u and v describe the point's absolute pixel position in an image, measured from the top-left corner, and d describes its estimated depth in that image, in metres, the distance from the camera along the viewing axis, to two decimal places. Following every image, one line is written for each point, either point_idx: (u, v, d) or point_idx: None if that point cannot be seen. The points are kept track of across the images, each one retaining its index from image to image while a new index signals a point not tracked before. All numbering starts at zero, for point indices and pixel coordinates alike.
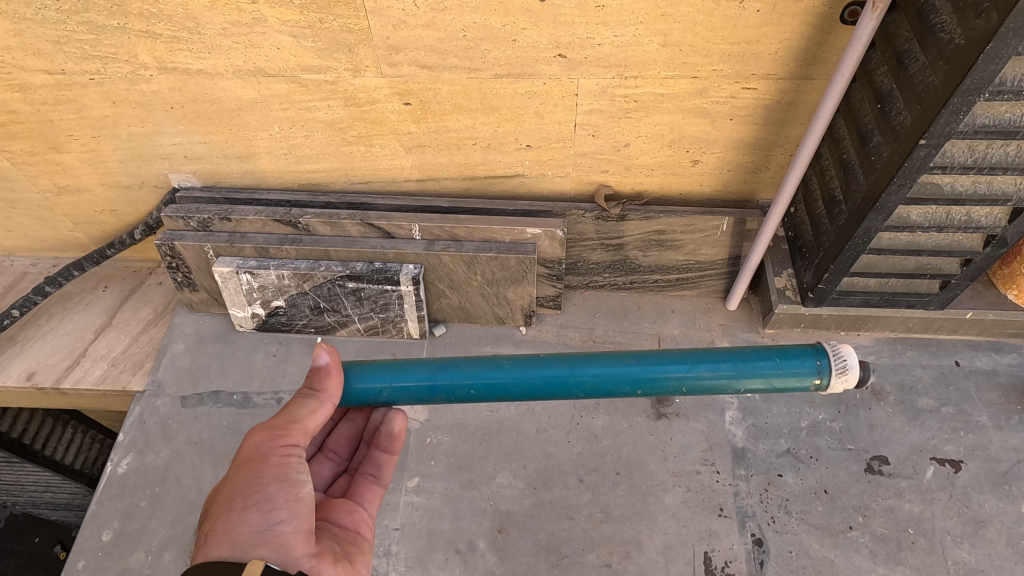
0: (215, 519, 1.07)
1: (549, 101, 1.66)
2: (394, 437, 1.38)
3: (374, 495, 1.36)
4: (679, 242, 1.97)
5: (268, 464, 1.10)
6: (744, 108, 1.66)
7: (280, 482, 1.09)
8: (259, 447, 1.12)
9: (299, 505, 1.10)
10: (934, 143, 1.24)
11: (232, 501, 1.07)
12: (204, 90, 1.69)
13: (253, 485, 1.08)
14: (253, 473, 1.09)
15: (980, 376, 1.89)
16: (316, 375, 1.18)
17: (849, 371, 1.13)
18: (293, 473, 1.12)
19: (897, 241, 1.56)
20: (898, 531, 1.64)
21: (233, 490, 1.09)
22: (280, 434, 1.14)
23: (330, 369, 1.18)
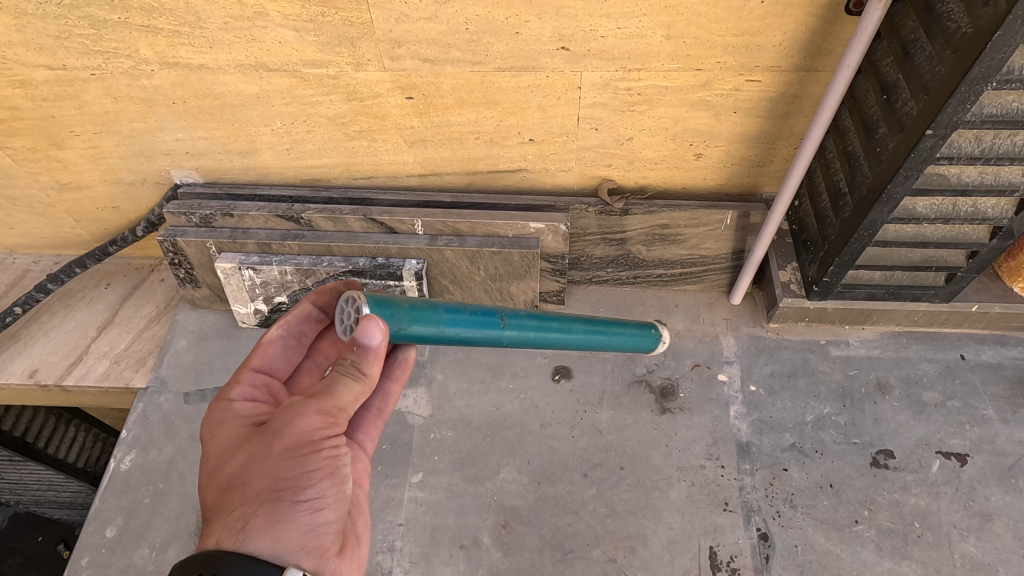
0: (258, 507, 1.04)
1: (552, 94, 1.66)
2: (406, 366, 1.33)
3: (376, 429, 1.35)
4: (683, 236, 1.96)
5: (319, 456, 1.07)
6: (747, 101, 1.65)
7: (329, 479, 1.09)
8: (307, 435, 1.07)
9: (343, 500, 1.11)
10: (941, 133, 1.23)
11: (282, 494, 1.04)
12: (206, 85, 1.68)
13: (305, 480, 1.06)
14: (302, 465, 1.06)
15: (985, 369, 1.89)
16: (364, 359, 1.09)
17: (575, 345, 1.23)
18: (339, 468, 1.10)
19: (902, 233, 1.55)
20: (904, 524, 1.63)
21: (279, 481, 1.05)
22: (330, 422, 1.08)
23: (377, 351, 1.09)
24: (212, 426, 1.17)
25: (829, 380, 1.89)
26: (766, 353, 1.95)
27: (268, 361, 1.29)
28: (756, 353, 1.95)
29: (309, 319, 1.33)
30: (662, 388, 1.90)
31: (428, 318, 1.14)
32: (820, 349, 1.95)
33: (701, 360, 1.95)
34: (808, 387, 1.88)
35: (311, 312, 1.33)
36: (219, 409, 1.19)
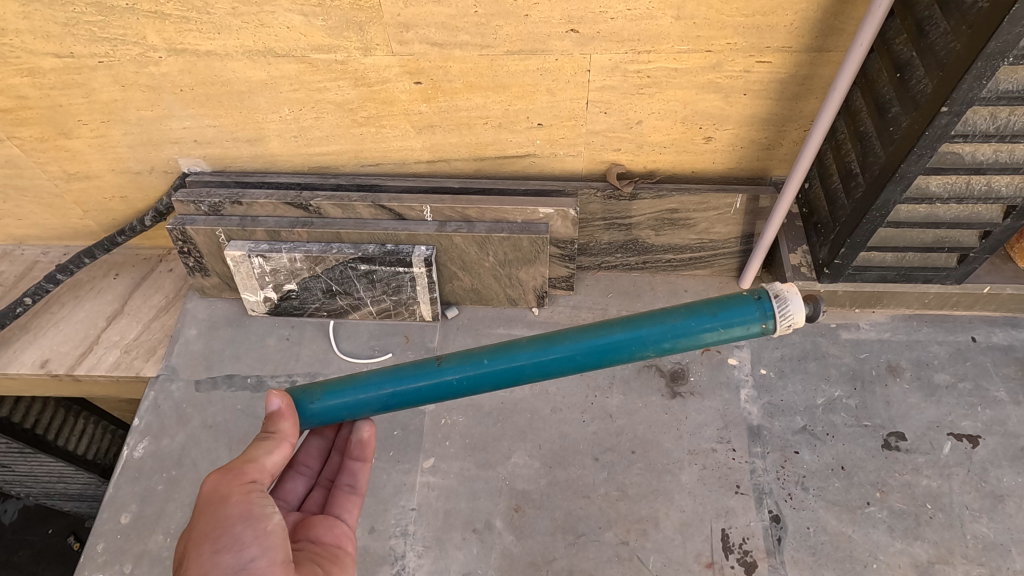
0: (186, 565, 1.08)
1: (561, 78, 1.65)
2: (365, 444, 1.41)
3: (352, 504, 1.39)
4: (692, 220, 1.96)
5: (228, 505, 1.12)
6: (758, 82, 1.64)
7: (245, 520, 1.11)
8: (218, 490, 1.14)
9: (269, 538, 1.12)
10: (956, 110, 1.23)
11: (202, 546, 1.09)
12: (214, 71, 1.68)
13: (218, 528, 1.10)
14: (216, 517, 1.11)
15: (997, 351, 1.88)
16: (270, 419, 1.25)
17: (793, 313, 1.11)
18: (256, 509, 1.13)
19: (915, 214, 1.55)
20: (916, 506, 1.63)
21: (200, 536, 1.10)
22: (238, 474, 1.16)
23: (283, 412, 1.25)
24: None
25: (839, 363, 1.88)
26: (776, 337, 1.95)
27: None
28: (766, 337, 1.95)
29: None
30: (672, 372, 1.90)
31: (347, 386, 1.29)
32: (830, 333, 1.94)
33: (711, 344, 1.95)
34: (818, 370, 1.87)
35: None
36: None
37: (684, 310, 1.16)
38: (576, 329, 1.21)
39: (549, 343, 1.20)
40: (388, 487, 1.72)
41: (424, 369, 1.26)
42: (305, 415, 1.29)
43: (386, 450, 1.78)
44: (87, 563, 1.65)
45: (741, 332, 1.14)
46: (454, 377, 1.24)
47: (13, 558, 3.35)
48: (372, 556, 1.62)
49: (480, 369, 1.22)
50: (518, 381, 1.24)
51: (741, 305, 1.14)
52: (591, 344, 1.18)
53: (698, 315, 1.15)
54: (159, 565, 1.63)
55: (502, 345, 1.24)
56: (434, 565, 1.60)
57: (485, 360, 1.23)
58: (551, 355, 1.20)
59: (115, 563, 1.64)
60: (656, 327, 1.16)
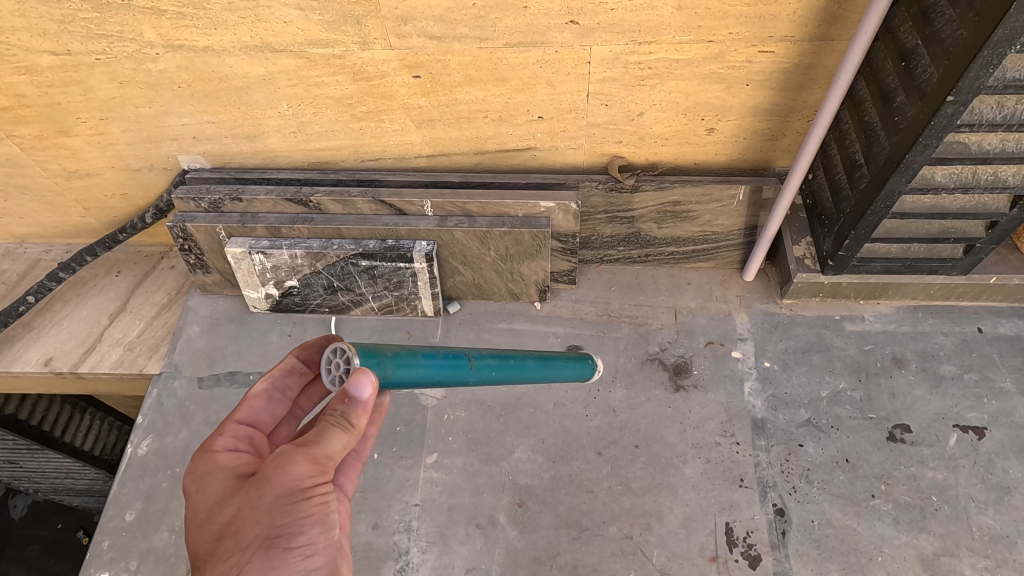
0: (250, 552, 0.99)
1: (561, 70, 1.63)
2: (381, 410, 1.22)
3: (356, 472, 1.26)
4: (695, 212, 1.94)
5: (310, 504, 1.03)
6: (760, 72, 1.62)
7: (322, 525, 1.04)
8: (301, 482, 1.02)
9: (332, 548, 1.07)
10: (962, 99, 1.21)
11: (273, 542, 1.00)
12: (211, 67, 1.67)
13: (296, 527, 1.01)
14: (296, 513, 1.01)
15: (1003, 342, 1.86)
16: (353, 406, 1.04)
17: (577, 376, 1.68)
18: (331, 513, 1.06)
19: (920, 205, 1.52)
20: (921, 498, 1.62)
21: (271, 527, 1.00)
22: (323, 469, 1.05)
23: (369, 402, 1.04)
24: (194, 478, 1.11)
25: (844, 355, 1.87)
26: (780, 329, 1.94)
27: (252, 414, 1.23)
28: (770, 329, 1.94)
29: (292, 372, 1.26)
30: (676, 365, 1.89)
31: (416, 366, 1.14)
32: (834, 325, 1.93)
33: (714, 337, 1.94)
34: (823, 362, 1.86)
35: (295, 366, 1.27)
36: (203, 463, 1.11)
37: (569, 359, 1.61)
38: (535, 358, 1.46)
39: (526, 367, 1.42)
40: (391, 483, 1.72)
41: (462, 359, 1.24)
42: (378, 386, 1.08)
43: (390, 446, 1.78)
44: (93, 560, 1.65)
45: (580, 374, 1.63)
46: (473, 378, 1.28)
47: (23, 552, 3.38)
48: (376, 552, 1.62)
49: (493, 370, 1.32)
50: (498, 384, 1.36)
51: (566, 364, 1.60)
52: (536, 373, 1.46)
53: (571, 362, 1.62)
54: (164, 562, 1.64)
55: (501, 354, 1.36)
56: (437, 560, 1.61)
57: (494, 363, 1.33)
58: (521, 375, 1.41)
59: (121, 560, 1.65)
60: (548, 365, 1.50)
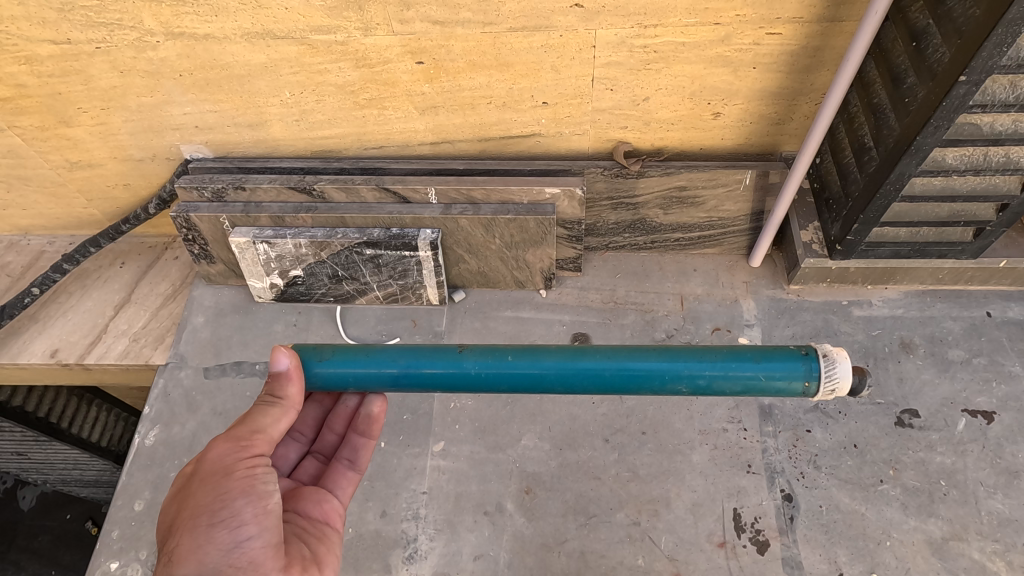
0: (179, 534, 1.08)
1: (566, 54, 1.61)
2: (373, 420, 1.44)
3: (348, 481, 1.40)
4: (701, 198, 1.93)
5: (232, 479, 1.12)
6: (768, 55, 1.60)
7: (246, 496, 1.12)
8: (223, 461, 1.13)
9: (268, 518, 1.13)
10: (975, 79, 1.19)
11: (197, 519, 1.08)
12: (212, 55, 1.65)
13: (218, 502, 1.10)
14: (218, 490, 1.10)
15: (1013, 326, 1.85)
16: (277, 381, 1.21)
17: (840, 376, 1.17)
18: (258, 485, 1.14)
19: (930, 187, 1.51)
20: (930, 483, 1.62)
21: (198, 507, 1.10)
22: (244, 445, 1.15)
23: (291, 374, 1.21)
24: None
25: (851, 340, 1.86)
26: (788, 314, 1.93)
27: None
28: (776, 315, 1.93)
29: None
30: None
31: (361, 354, 1.26)
32: (841, 310, 1.92)
33: (721, 324, 1.93)
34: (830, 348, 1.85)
35: None
36: None
37: (726, 352, 1.22)
38: (606, 349, 1.24)
39: (578, 356, 1.22)
40: (399, 472, 1.72)
41: (443, 355, 1.25)
42: (312, 375, 1.24)
43: (396, 434, 1.78)
44: (103, 549, 1.66)
45: (781, 384, 1.19)
46: (473, 368, 1.24)
47: (33, 543, 3.41)
48: (384, 540, 1.63)
49: (502, 365, 1.23)
50: (537, 386, 1.24)
51: (787, 360, 1.19)
52: (622, 365, 1.21)
53: (741, 358, 1.20)
54: None
55: (530, 348, 1.26)
56: (445, 547, 1.61)
57: (507, 358, 1.24)
58: (578, 368, 1.22)
59: (131, 550, 1.66)
60: (692, 362, 1.20)
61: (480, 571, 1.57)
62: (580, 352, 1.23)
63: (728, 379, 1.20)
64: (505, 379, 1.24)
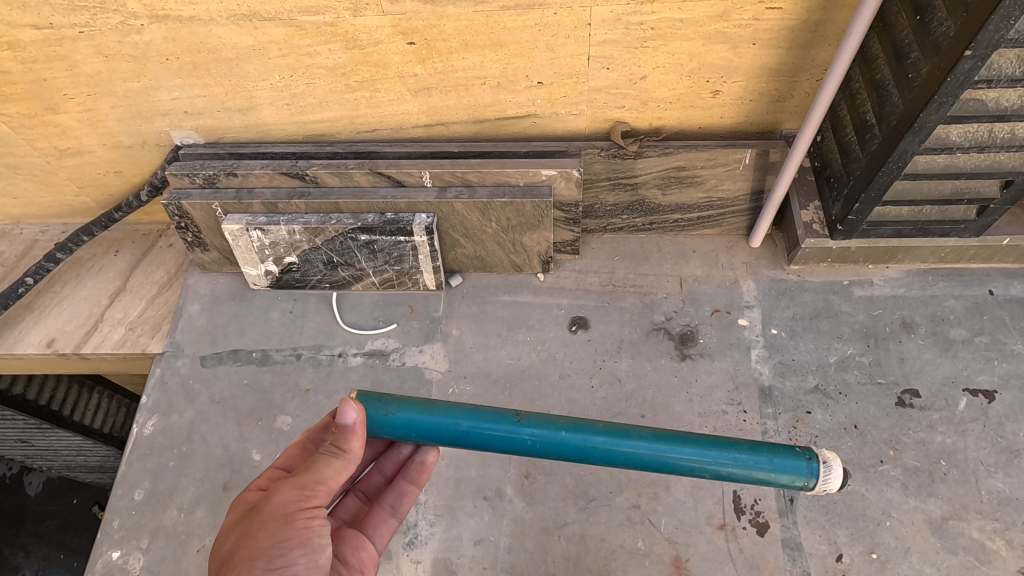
0: (233, 573, 1.03)
1: (560, 32, 1.57)
2: (424, 469, 1.44)
3: (387, 528, 1.40)
4: (700, 178, 1.90)
5: (292, 527, 1.08)
6: (768, 31, 1.56)
7: (302, 548, 1.08)
8: (286, 508, 1.09)
9: (316, 573, 1.09)
10: (981, 53, 1.16)
11: (254, 561, 1.04)
12: (199, 38, 1.61)
13: (277, 548, 1.06)
14: (278, 536, 1.06)
15: (1015, 305, 1.83)
16: (343, 434, 1.17)
17: (833, 479, 1.17)
18: (315, 538, 1.10)
19: (934, 165, 1.48)
20: (930, 463, 1.62)
21: (256, 548, 1.05)
22: (309, 495, 1.12)
23: (356, 428, 1.18)
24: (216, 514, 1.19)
25: (852, 321, 1.84)
26: (788, 295, 1.91)
27: (287, 461, 1.26)
28: (777, 296, 1.91)
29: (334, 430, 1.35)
30: (682, 335, 1.87)
31: (424, 410, 1.23)
32: (842, 290, 1.90)
33: (721, 305, 1.91)
34: (831, 329, 1.84)
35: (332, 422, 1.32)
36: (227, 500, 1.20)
37: (748, 446, 1.20)
38: (651, 431, 1.22)
39: (626, 436, 1.20)
40: None
41: (504, 419, 1.22)
42: (375, 424, 1.23)
43: None
44: (104, 539, 1.67)
45: (785, 479, 1.19)
46: (529, 437, 1.21)
47: (40, 528, 3.43)
48: None
49: (558, 439, 1.20)
50: (586, 458, 1.22)
51: (791, 456, 1.19)
52: (661, 451, 1.19)
53: (758, 454, 1.19)
54: (175, 540, 1.65)
55: (587, 421, 1.23)
56: (446, 533, 1.61)
57: (563, 431, 1.21)
58: (625, 448, 1.19)
59: (132, 539, 1.66)
60: (719, 452, 1.19)
61: (481, 555, 1.58)
62: (629, 432, 1.21)
63: (745, 472, 1.19)
64: (558, 451, 1.21)
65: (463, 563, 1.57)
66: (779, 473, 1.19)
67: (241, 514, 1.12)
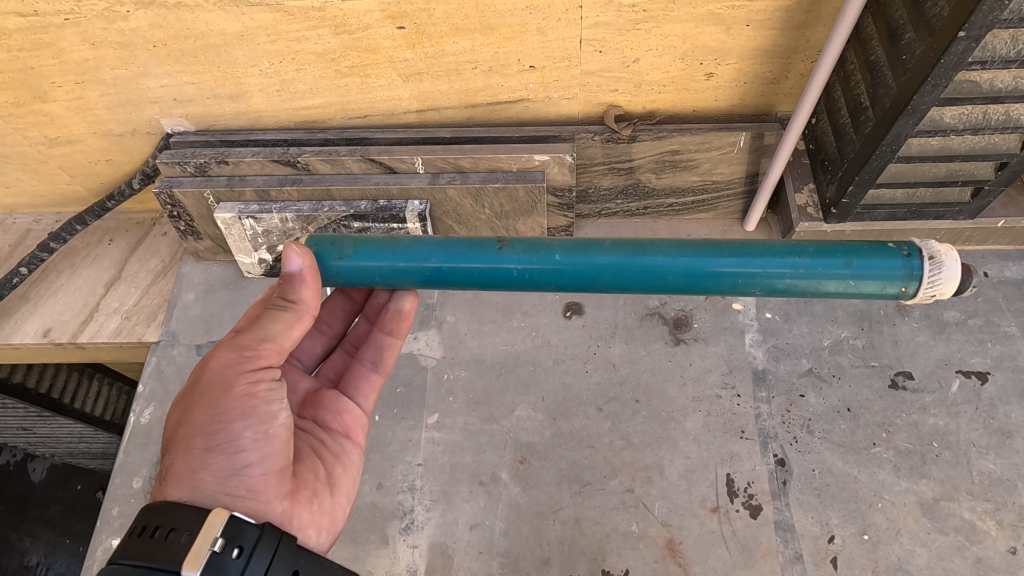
0: (176, 453, 1.09)
1: (552, 16, 1.55)
2: (401, 318, 1.40)
3: (370, 386, 1.42)
4: (695, 161, 1.89)
5: (232, 396, 1.10)
6: (762, 12, 1.54)
7: (245, 419, 1.11)
8: (224, 374, 1.11)
9: (268, 444, 1.13)
10: (974, 35, 1.14)
11: (192, 442, 1.08)
12: (186, 24, 1.59)
13: (215, 424, 1.09)
14: (217, 411, 1.10)
15: (1009, 287, 1.83)
16: (290, 284, 1.15)
17: (945, 282, 1.07)
18: (260, 407, 1.13)
19: (927, 146, 1.47)
20: (922, 445, 1.63)
21: (193, 427, 1.09)
22: (249, 357, 1.12)
23: (304, 276, 1.14)
24: None
25: (846, 304, 1.84)
26: None
27: None
28: None
29: None
30: (676, 320, 1.87)
31: (386, 250, 1.16)
32: None
33: None
34: (825, 312, 1.84)
35: None
36: None
37: (813, 250, 1.10)
38: (673, 245, 1.13)
39: (638, 253, 1.12)
40: (394, 444, 1.73)
41: (481, 252, 1.15)
42: (330, 273, 1.17)
43: (390, 407, 1.78)
44: (104, 527, 1.68)
45: (872, 286, 1.09)
46: (514, 268, 1.14)
47: (45, 513, 3.45)
48: (381, 512, 1.65)
49: (548, 265, 1.13)
50: (589, 287, 1.16)
51: (885, 257, 1.08)
52: (689, 264, 1.11)
53: (830, 257, 1.09)
54: None
55: (580, 244, 1.14)
56: (441, 518, 1.63)
57: (556, 257, 1.13)
58: (638, 266, 1.12)
59: None
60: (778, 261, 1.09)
61: (477, 540, 1.59)
62: (640, 250, 1.12)
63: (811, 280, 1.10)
64: (549, 278, 1.15)
65: (459, 548, 1.59)
66: (863, 279, 1.09)
67: (188, 384, 1.16)
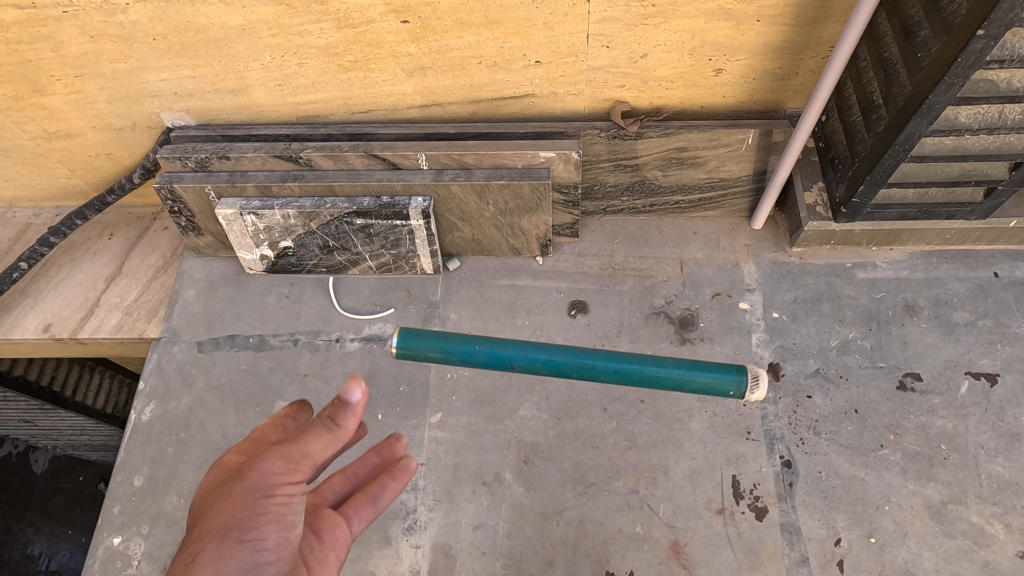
0: (204, 542, 0.91)
1: (559, 11, 1.52)
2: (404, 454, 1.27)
3: (367, 467, 1.25)
4: (702, 158, 1.86)
5: (274, 500, 0.95)
6: (773, 7, 1.51)
7: (281, 524, 0.95)
8: (269, 481, 0.96)
9: (291, 552, 0.96)
10: (993, 33, 1.11)
11: (227, 532, 0.91)
12: (186, 17, 1.56)
13: (255, 520, 0.92)
14: (256, 508, 0.94)
15: (1019, 287, 1.81)
16: (342, 409, 1.06)
17: None
18: (295, 518, 0.97)
19: (940, 146, 1.44)
20: (930, 447, 1.61)
21: (226, 522, 0.92)
22: (294, 469, 0.98)
23: (357, 408, 1.07)
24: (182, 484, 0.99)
25: (854, 304, 1.82)
26: (789, 278, 1.88)
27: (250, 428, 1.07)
28: (778, 279, 1.89)
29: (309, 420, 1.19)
30: (682, 319, 1.85)
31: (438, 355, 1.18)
32: (845, 273, 1.87)
33: (721, 288, 1.89)
34: (832, 312, 1.82)
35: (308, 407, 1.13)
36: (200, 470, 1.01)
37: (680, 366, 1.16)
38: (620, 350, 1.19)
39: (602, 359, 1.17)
40: None
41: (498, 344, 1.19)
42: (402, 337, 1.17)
43: (393, 406, 1.77)
44: (105, 525, 1.67)
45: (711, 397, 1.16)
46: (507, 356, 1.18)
47: (48, 505, 3.45)
48: (383, 511, 1.64)
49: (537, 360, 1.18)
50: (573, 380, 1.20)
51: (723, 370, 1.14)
52: (621, 366, 1.17)
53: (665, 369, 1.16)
54: (175, 526, 1.66)
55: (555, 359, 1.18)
56: (444, 518, 1.62)
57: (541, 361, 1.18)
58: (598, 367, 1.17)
59: (133, 525, 1.67)
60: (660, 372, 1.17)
61: (480, 540, 1.58)
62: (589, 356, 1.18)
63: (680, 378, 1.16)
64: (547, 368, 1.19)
65: (462, 548, 1.58)
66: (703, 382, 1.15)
67: (218, 478, 0.99)
